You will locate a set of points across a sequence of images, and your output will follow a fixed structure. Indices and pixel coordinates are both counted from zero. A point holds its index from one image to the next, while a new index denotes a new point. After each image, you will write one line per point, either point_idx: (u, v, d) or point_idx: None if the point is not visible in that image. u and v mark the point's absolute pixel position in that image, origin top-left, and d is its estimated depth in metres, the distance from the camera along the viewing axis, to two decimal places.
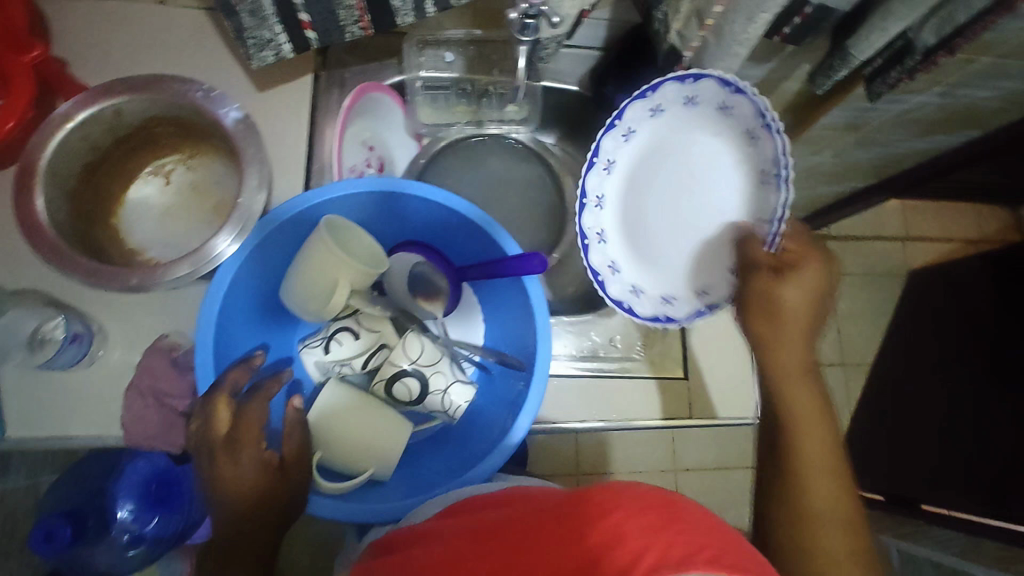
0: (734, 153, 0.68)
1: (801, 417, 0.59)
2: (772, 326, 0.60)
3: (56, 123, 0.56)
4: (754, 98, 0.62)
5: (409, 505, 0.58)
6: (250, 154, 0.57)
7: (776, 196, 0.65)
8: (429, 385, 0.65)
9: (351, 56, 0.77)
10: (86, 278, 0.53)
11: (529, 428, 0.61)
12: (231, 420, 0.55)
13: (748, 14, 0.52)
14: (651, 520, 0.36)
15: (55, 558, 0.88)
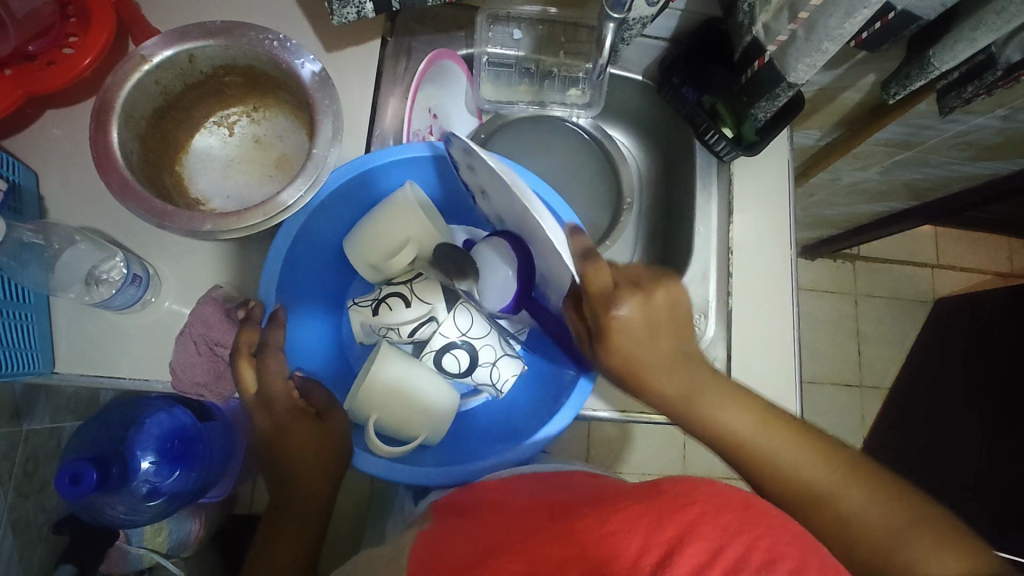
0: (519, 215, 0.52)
1: (677, 409, 0.56)
2: (649, 373, 0.55)
3: (133, 64, 0.55)
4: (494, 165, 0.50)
5: (456, 475, 0.58)
6: (325, 106, 0.57)
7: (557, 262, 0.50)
8: (478, 357, 0.62)
9: (419, 25, 0.76)
10: (157, 218, 0.53)
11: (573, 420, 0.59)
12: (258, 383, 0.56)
13: (848, 8, 0.51)
14: (731, 522, 0.42)
15: (77, 502, 0.88)
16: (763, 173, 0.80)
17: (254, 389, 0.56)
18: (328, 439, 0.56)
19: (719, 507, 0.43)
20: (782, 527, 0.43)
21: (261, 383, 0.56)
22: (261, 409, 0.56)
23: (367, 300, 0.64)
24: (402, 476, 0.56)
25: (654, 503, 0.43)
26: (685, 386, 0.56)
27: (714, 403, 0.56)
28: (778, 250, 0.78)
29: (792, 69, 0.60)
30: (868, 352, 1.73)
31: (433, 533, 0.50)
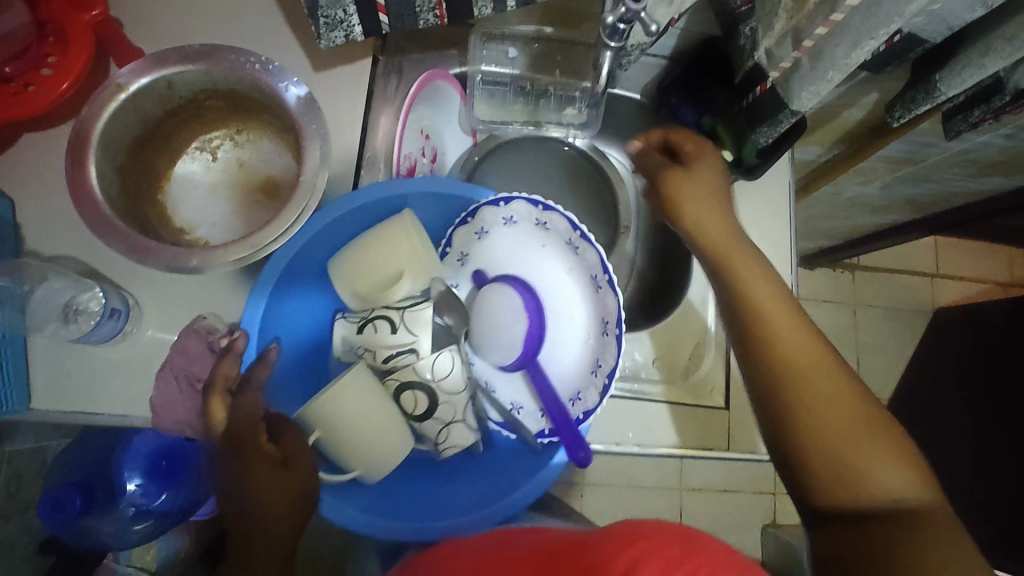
0: (564, 267, 0.58)
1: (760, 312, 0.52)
2: (739, 269, 0.54)
3: (109, 92, 0.53)
4: (597, 243, 0.55)
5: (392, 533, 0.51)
6: (311, 130, 0.55)
7: (611, 300, 0.55)
8: (435, 410, 0.55)
9: (409, 42, 0.74)
10: (138, 254, 0.52)
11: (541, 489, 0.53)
12: (227, 418, 0.49)
13: (856, 39, 0.49)
14: (674, 554, 0.35)
15: (62, 527, 0.86)
16: (764, 195, 0.78)
17: (223, 425, 0.49)
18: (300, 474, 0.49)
19: (664, 541, 0.36)
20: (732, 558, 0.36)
21: (230, 418, 0.49)
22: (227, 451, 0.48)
23: (355, 315, 0.58)
24: (367, 530, 0.51)
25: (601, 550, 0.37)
26: (772, 302, 0.53)
27: (785, 321, 0.52)
28: (779, 275, 0.76)
29: (796, 97, 0.58)
30: (867, 362, 1.72)
31: None
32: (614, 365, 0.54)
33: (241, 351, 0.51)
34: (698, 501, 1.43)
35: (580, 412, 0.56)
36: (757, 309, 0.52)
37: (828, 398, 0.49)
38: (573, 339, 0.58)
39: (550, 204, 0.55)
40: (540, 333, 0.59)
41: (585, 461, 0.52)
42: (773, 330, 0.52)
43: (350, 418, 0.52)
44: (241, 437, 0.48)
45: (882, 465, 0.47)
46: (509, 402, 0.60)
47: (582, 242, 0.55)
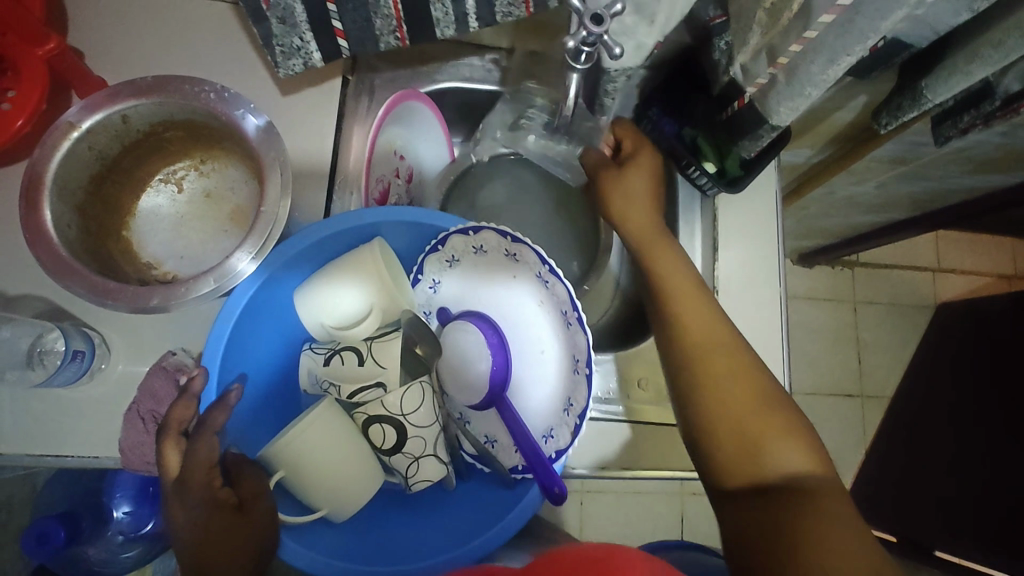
0: (537, 299, 0.56)
1: (713, 359, 0.56)
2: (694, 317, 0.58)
3: (61, 131, 0.52)
4: (567, 279, 0.52)
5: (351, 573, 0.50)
6: (270, 159, 0.53)
7: (582, 338, 0.52)
8: (405, 445, 0.54)
9: (382, 61, 0.72)
10: (99, 296, 0.50)
11: (509, 534, 0.52)
12: (182, 464, 0.47)
13: (831, 55, 0.47)
14: None
15: (51, 558, 0.86)
16: (749, 206, 0.76)
17: (177, 470, 0.46)
18: (259, 522, 0.47)
19: None
20: None
21: (183, 464, 0.46)
22: (178, 498, 0.45)
23: (322, 346, 0.57)
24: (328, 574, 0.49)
25: None
26: (729, 357, 0.56)
27: (695, 311, 0.58)
28: (766, 288, 0.74)
29: (774, 112, 0.57)
30: (869, 360, 1.70)
31: None
32: (584, 407, 0.51)
33: (196, 392, 0.48)
34: (699, 507, 1.42)
35: (552, 450, 0.54)
36: (671, 304, 0.59)
37: (728, 381, 0.55)
38: (548, 373, 0.56)
39: (518, 235, 0.53)
40: (506, 367, 0.57)
41: (560, 498, 0.51)
42: (682, 321, 0.58)
43: (297, 447, 0.51)
44: (192, 484, 0.45)
45: (782, 450, 0.52)
46: (484, 434, 0.59)
47: (552, 276, 0.53)
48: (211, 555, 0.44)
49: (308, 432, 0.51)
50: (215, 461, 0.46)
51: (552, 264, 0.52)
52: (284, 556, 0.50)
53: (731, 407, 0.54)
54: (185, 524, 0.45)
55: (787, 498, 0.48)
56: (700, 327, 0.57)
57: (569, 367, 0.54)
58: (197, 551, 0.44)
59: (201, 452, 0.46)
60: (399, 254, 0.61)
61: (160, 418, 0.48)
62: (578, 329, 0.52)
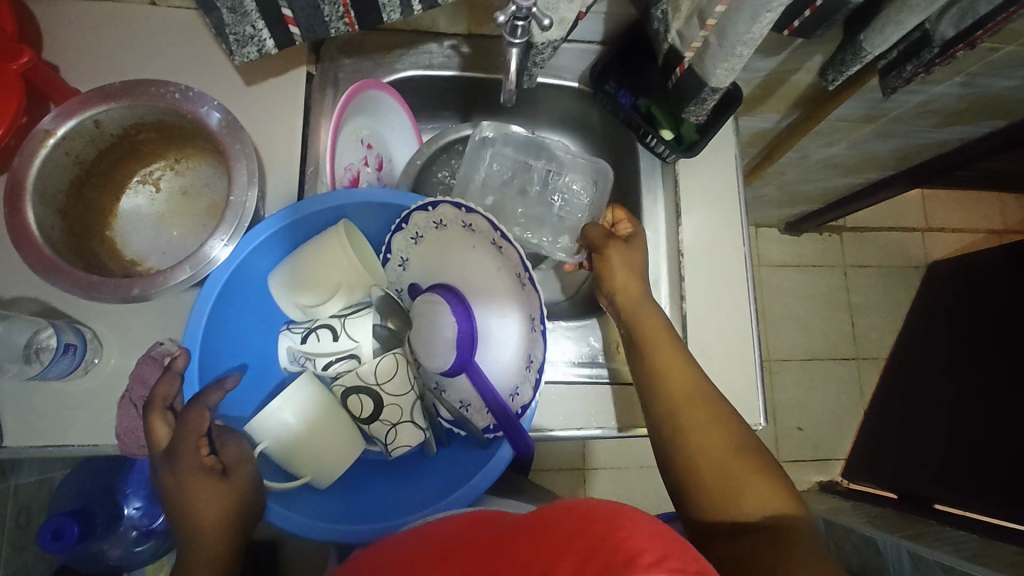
0: (493, 267, 0.58)
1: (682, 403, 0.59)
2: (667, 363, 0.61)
3: (38, 139, 0.55)
4: (518, 243, 0.55)
5: (335, 533, 0.52)
6: (236, 151, 0.57)
7: (537, 297, 0.55)
8: (382, 412, 0.58)
9: (345, 54, 0.76)
10: (84, 289, 0.54)
11: (483, 488, 0.55)
12: (171, 435, 0.51)
13: (752, 13, 0.49)
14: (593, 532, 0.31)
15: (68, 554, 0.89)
16: (708, 171, 0.78)
17: (166, 441, 0.50)
18: (240, 487, 0.50)
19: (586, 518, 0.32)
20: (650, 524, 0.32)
21: (173, 435, 0.50)
22: (167, 467, 0.49)
23: (298, 326, 0.60)
24: (312, 534, 0.52)
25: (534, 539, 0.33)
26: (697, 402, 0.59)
27: (682, 378, 0.60)
28: (731, 248, 0.76)
29: (712, 75, 0.58)
30: (862, 323, 1.71)
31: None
32: (542, 361, 0.55)
33: (180, 369, 0.52)
34: None
35: (518, 406, 0.57)
36: (655, 370, 0.61)
37: (708, 432, 0.57)
38: (509, 335, 0.58)
39: (470, 207, 0.56)
40: (472, 334, 0.59)
41: (525, 450, 0.55)
42: (668, 382, 0.60)
43: (282, 417, 0.54)
44: (182, 453, 0.49)
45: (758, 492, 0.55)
46: (458, 401, 0.61)
47: (505, 242, 0.56)
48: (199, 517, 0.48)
49: (288, 406, 0.55)
50: (204, 432, 0.50)
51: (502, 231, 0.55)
52: (271, 520, 0.53)
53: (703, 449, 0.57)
54: (175, 490, 0.48)
55: (755, 540, 0.51)
56: (685, 388, 0.60)
57: (529, 328, 0.57)
58: (187, 513, 0.48)
59: (190, 424, 0.49)
60: (368, 235, 0.64)
61: (147, 395, 0.52)
62: (532, 291, 0.55)
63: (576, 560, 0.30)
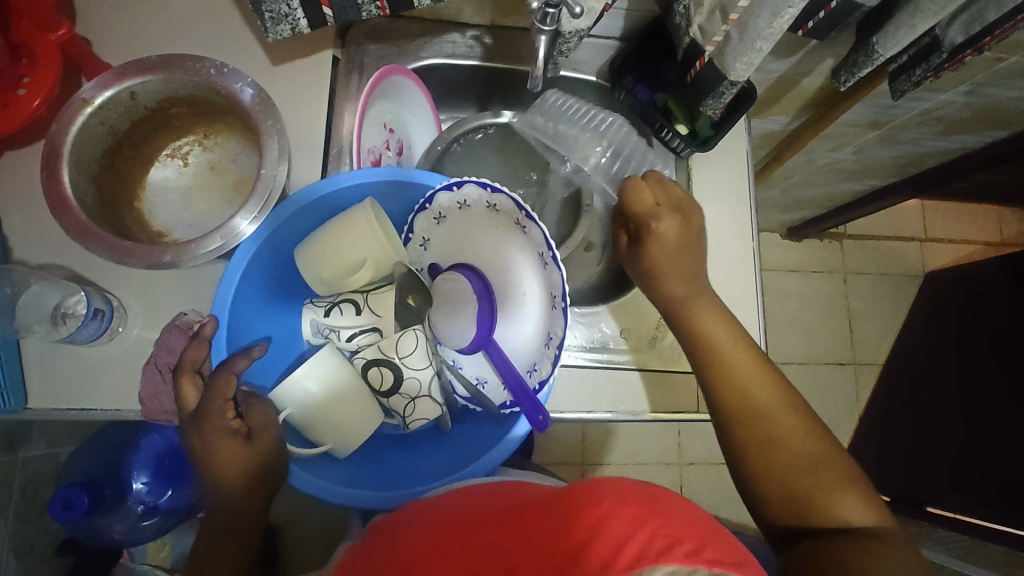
0: (514, 248, 0.60)
1: (748, 391, 0.56)
2: (725, 345, 0.58)
3: (76, 107, 0.57)
4: (542, 222, 0.57)
5: (356, 497, 0.54)
6: (268, 126, 0.58)
7: (559, 276, 0.57)
8: (402, 385, 0.60)
9: (370, 40, 0.78)
10: (117, 254, 0.55)
11: (498, 461, 0.57)
12: (199, 397, 0.52)
13: (774, 9, 0.51)
14: (631, 514, 0.35)
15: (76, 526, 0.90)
16: (720, 167, 0.80)
17: (195, 403, 0.51)
18: (266, 449, 0.51)
19: (623, 501, 0.36)
20: (684, 515, 0.35)
21: (201, 397, 0.51)
22: (196, 427, 0.50)
23: (322, 300, 0.62)
24: (334, 499, 0.54)
25: (568, 511, 0.37)
26: (764, 393, 0.56)
27: (755, 379, 0.57)
28: (740, 242, 0.78)
29: (731, 69, 0.60)
30: (860, 329, 1.73)
31: (385, 545, 0.44)
32: (562, 339, 0.57)
33: (208, 335, 0.53)
34: (697, 475, 1.46)
35: (537, 382, 0.59)
36: (724, 373, 0.57)
37: (779, 424, 0.55)
38: (529, 314, 0.60)
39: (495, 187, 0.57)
40: (493, 314, 0.60)
41: (543, 425, 0.56)
42: (740, 385, 0.57)
43: (307, 386, 0.56)
44: (208, 415, 0.50)
45: (837, 494, 0.51)
46: (475, 377, 0.63)
47: (529, 222, 0.57)
48: (230, 477, 0.50)
49: (312, 375, 0.56)
50: (231, 396, 0.51)
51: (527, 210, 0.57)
52: (296, 484, 0.54)
53: (772, 441, 0.54)
54: (203, 449, 0.50)
55: (844, 543, 0.47)
56: (760, 390, 0.56)
57: (551, 309, 0.58)
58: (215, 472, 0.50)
59: (218, 388, 0.50)
60: (392, 215, 0.66)
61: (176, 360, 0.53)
62: (555, 271, 0.57)
63: (615, 541, 0.33)
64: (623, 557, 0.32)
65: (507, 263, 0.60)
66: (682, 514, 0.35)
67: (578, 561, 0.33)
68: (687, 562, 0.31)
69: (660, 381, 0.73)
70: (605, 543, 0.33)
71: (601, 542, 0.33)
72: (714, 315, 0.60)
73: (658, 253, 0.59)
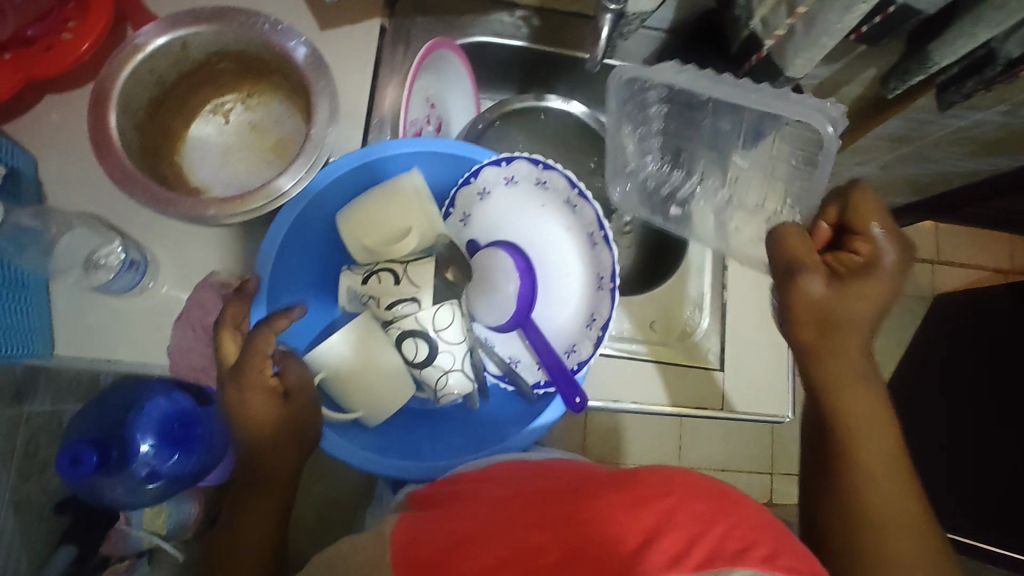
0: (561, 226, 0.62)
1: (873, 488, 0.46)
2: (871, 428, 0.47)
3: (128, 53, 0.56)
4: (595, 202, 0.59)
5: (387, 465, 0.55)
6: (319, 87, 0.57)
7: (609, 256, 0.59)
8: (434, 359, 0.57)
9: (418, 13, 0.77)
10: (159, 203, 0.54)
11: (529, 443, 0.57)
12: (238, 351, 0.51)
13: (847, 3, 0.51)
14: (703, 510, 0.35)
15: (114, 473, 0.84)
16: None
17: (234, 357, 0.51)
18: (300, 410, 0.51)
19: (695, 497, 0.36)
20: (755, 517, 0.36)
21: (240, 352, 0.50)
22: (232, 382, 0.49)
23: (360, 267, 0.60)
24: (366, 466, 0.55)
25: (631, 496, 0.37)
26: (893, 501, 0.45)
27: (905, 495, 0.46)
28: None
29: (790, 65, 0.62)
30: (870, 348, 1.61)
31: (426, 514, 0.43)
32: (607, 320, 0.58)
33: (251, 293, 0.53)
34: None
35: (574, 363, 0.60)
36: (863, 479, 0.46)
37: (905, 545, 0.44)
38: (570, 294, 0.61)
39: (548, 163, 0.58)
40: (532, 292, 0.61)
41: (580, 407, 0.56)
42: (885, 496, 0.45)
43: (343, 349, 0.56)
44: (246, 371, 0.49)
45: None
46: (507, 356, 0.63)
47: (581, 200, 0.59)
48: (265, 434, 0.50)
49: (349, 339, 0.56)
50: (269, 354, 0.50)
51: (582, 188, 0.58)
52: (327, 447, 0.55)
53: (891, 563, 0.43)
54: (239, 405, 0.49)
55: None
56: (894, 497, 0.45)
57: (594, 292, 0.60)
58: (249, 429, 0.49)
59: (258, 344, 0.49)
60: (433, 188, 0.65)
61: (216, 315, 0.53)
62: (606, 254, 0.59)
63: (690, 535, 0.33)
64: (701, 554, 0.32)
65: (550, 243, 0.62)
66: (753, 517, 0.36)
67: (653, 545, 0.33)
68: (765, 568, 0.32)
69: (683, 376, 0.74)
70: (677, 536, 0.33)
71: (673, 531, 0.33)
72: (873, 403, 0.48)
73: (862, 300, 0.47)
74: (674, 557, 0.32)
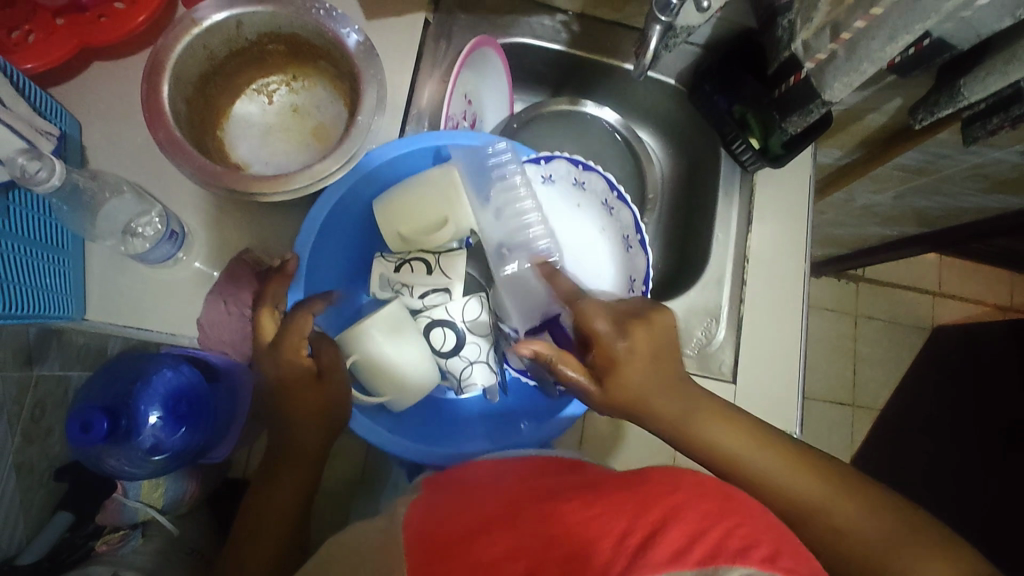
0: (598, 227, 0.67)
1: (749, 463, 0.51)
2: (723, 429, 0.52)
3: (185, 26, 0.57)
4: (632, 206, 0.64)
5: (411, 449, 0.56)
6: (369, 74, 0.58)
7: (644, 258, 0.63)
8: (461, 348, 0.60)
9: (462, 11, 0.78)
10: (201, 174, 0.55)
11: (550, 437, 0.57)
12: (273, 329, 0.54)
13: (892, 31, 0.52)
14: (708, 509, 0.37)
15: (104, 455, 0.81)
16: (783, 186, 0.79)
17: (269, 333, 0.53)
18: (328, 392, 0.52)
19: (699, 496, 0.38)
20: (760, 518, 0.38)
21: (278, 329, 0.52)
22: (269, 355, 0.52)
23: (392, 255, 0.62)
24: (392, 449, 0.55)
25: (638, 491, 0.39)
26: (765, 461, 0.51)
27: (796, 477, 0.51)
28: (790, 263, 0.77)
29: (828, 87, 0.62)
30: (864, 371, 1.48)
31: (434, 501, 0.43)
32: None
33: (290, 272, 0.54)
34: None
35: None
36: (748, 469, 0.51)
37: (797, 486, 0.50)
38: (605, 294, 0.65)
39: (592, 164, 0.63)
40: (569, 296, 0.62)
41: None
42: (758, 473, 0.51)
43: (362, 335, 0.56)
44: (283, 347, 0.51)
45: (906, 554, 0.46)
46: None
47: (620, 203, 0.64)
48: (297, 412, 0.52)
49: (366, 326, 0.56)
50: (305, 335, 0.52)
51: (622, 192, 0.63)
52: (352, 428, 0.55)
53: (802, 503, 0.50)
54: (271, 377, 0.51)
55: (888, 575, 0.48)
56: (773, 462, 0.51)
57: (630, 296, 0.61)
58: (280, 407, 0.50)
59: (297, 323, 0.51)
60: None
61: (257, 291, 0.55)
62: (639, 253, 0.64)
63: (693, 532, 0.34)
64: (703, 552, 0.33)
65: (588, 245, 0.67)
66: (755, 519, 0.37)
67: (658, 536, 0.34)
68: (767, 567, 0.33)
69: None
70: (677, 531, 0.34)
71: (675, 527, 0.35)
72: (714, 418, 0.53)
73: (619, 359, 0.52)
74: (674, 551, 0.33)
